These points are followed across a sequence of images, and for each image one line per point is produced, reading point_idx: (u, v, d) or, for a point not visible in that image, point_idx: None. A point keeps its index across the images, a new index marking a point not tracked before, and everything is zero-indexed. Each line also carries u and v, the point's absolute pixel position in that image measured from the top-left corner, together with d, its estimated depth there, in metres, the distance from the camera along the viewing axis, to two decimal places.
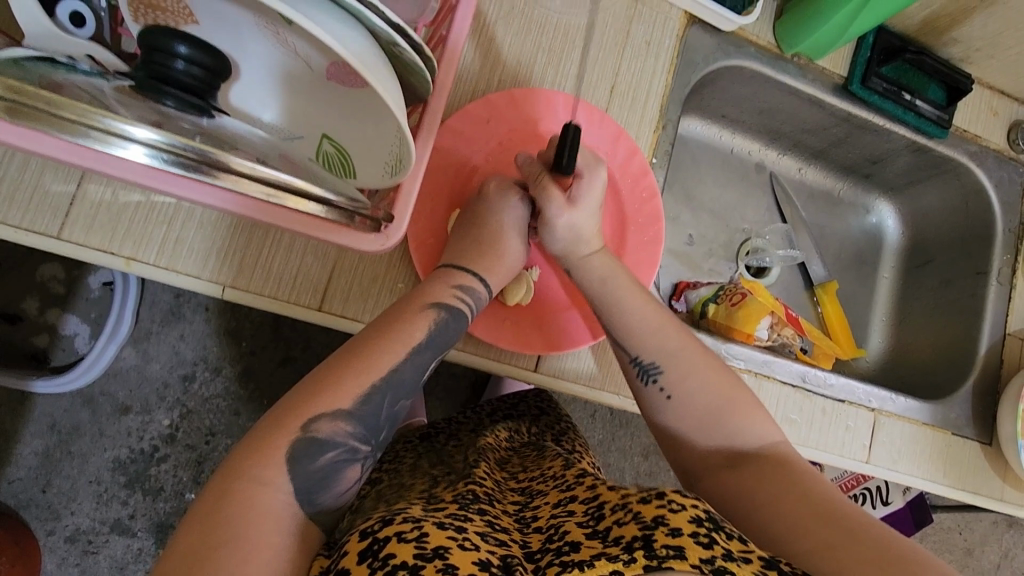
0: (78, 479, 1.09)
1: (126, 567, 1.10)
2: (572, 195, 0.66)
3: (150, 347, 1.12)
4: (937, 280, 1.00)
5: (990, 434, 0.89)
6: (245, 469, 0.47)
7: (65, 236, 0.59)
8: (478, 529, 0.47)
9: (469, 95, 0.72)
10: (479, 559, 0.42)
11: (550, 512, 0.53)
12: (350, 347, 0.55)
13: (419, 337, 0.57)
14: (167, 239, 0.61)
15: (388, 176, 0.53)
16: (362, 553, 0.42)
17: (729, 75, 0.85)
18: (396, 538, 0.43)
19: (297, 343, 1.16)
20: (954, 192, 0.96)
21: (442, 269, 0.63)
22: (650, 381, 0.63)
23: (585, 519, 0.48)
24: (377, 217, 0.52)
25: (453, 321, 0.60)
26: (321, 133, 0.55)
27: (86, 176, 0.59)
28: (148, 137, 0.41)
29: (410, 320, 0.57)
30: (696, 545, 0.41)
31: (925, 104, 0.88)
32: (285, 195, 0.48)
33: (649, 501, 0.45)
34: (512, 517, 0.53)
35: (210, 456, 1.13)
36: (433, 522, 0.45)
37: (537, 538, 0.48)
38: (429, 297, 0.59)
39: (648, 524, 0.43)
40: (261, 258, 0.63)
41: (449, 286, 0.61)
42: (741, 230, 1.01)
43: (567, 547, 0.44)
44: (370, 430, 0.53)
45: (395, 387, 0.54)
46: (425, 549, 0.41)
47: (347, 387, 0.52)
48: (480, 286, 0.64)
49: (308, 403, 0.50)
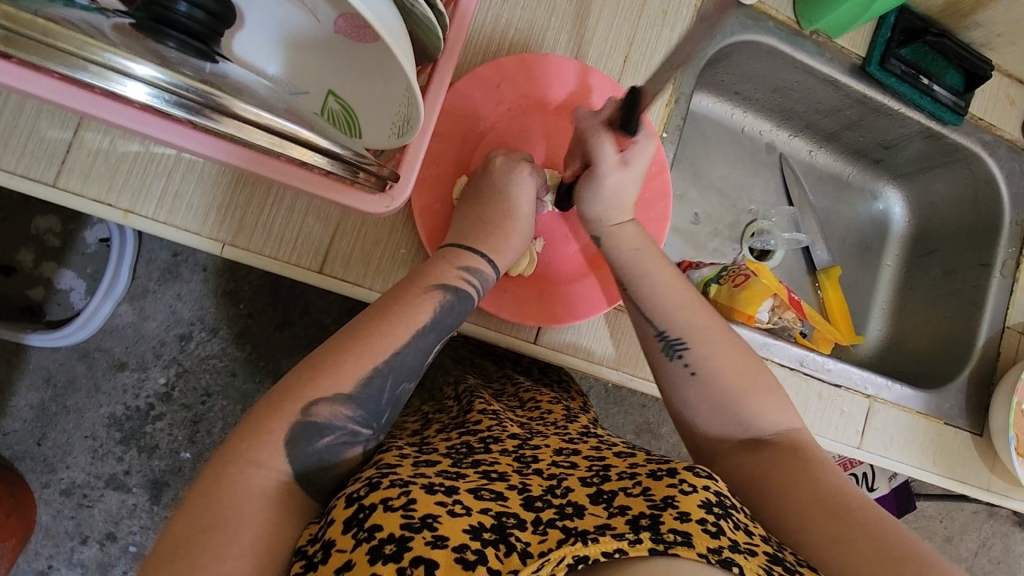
0: (74, 434, 1.10)
1: (121, 521, 1.11)
2: (624, 156, 0.64)
3: (146, 305, 1.11)
4: (939, 271, 1.00)
5: (980, 425, 0.89)
6: (241, 451, 0.47)
7: (62, 184, 0.57)
8: (471, 487, 0.46)
9: (478, 60, 0.70)
10: (469, 528, 0.41)
11: (550, 458, 0.53)
12: (353, 328, 0.54)
13: (422, 318, 0.56)
14: (165, 192, 0.59)
15: (393, 138, 0.52)
16: (348, 523, 0.43)
17: (745, 50, 0.82)
18: (381, 507, 0.42)
19: (295, 308, 1.15)
20: (964, 181, 0.95)
21: (449, 248, 0.62)
22: (675, 357, 0.61)
23: (590, 476, 0.49)
24: (383, 174, 0.50)
25: (458, 303, 0.59)
26: (327, 90, 0.53)
27: (83, 123, 0.58)
28: (150, 74, 0.39)
29: (414, 303, 0.57)
30: (703, 533, 0.42)
31: (942, 88, 0.86)
32: (290, 147, 0.46)
33: (660, 477, 0.47)
34: (512, 454, 0.53)
35: (207, 416, 1.13)
36: (421, 487, 0.44)
37: (538, 486, 0.48)
38: (434, 278, 0.59)
39: (658, 503, 0.44)
40: (261, 217, 0.62)
41: (454, 268, 0.60)
42: (747, 212, 1.00)
43: (571, 509, 0.45)
44: (371, 413, 0.53)
45: (397, 369, 0.54)
46: (413, 519, 0.41)
47: (347, 368, 0.52)
48: (486, 266, 0.63)
49: (308, 385, 0.50)
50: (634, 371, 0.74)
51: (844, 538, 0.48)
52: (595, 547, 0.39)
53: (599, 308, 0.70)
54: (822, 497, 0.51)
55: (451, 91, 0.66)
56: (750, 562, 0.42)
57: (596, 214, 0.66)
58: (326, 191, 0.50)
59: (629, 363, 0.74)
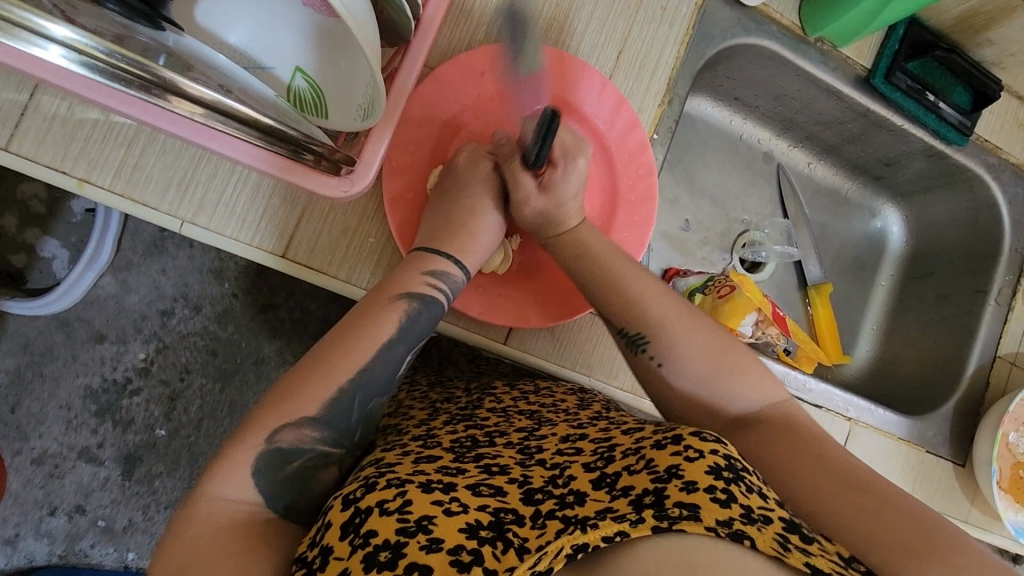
0: (49, 403, 1.08)
1: (91, 494, 1.09)
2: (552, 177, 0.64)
3: (130, 278, 1.09)
4: (934, 295, 0.97)
5: (964, 455, 0.87)
6: (207, 487, 0.46)
7: (14, 148, 0.55)
8: (470, 482, 0.45)
9: (465, 46, 0.67)
10: (466, 527, 0.40)
11: (556, 445, 0.51)
12: (331, 338, 0.53)
13: (388, 333, 0.54)
14: (124, 163, 0.57)
15: (359, 121, 0.50)
16: (344, 528, 0.42)
17: (746, 54, 0.79)
18: (378, 510, 0.42)
19: (281, 290, 1.12)
20: (964, 205, 0.93)
21: (415, 254, 0.59)
22: (640, 351, 0.57)
23: (593, 461, 0.47)
24: (334, 157, 0.51)
25: (426, 310, 0.56)
26: (293, 65, 0.49)
27: (41, 85, 0.55)
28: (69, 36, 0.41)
29: (380, 318, 0.54)
30: (712, 504, 0.39)
31: (949, 107, 0.83)
32: (236, 128, 0.48)
33: (664, 447, 0.44)
34: (515, 446, 0.51)
35: (184, 394, 1.11)
36: (417, 486, 0.44)
37: (539, 477, 0.46)
38: (398, 288, 0.56)
39: (661, 476, 0.41)
40: (224, 195, 0.59)
41: (421, 274, 0.58)
42: (740, 221, 0.97)
43: (572, 497, 0.43)
44: (342, 433, 0.51)
45: (365, 387, 0.52)
46: (408, 522, 0.40)
47: (311, 392, 0.50)
48: (455, 270, 0.60)
49: (272, 413, 0.49)
50: (608, 379, 0.72)
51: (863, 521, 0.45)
52: (593, 533, 0.38)
53: (573, 312, 0.66)
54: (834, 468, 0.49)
55: (430, 76, 0.63)
56: (764, 534, 0.39)
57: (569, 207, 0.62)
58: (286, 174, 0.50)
59: (603, 371, 0.72)
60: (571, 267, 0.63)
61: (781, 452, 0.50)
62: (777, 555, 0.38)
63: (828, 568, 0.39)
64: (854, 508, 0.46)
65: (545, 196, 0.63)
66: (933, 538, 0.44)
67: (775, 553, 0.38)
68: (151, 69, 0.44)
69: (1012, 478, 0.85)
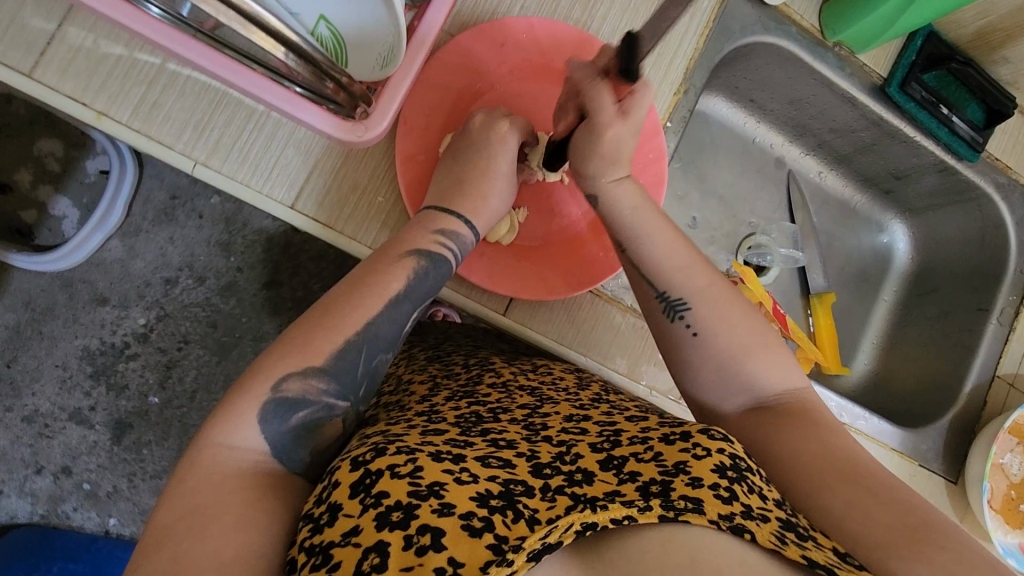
0: (45, 361, 1.08)
1: (78, 457, 1.09)
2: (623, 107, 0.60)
3: (137, 244, 1.09)
4: (936, 312, 0.97)
5: (956, 472, 0.87)
6: (208, 435, 0.46)
7: (37, 76, 0.56)
8: (479, 454, 0.45)
9: (488, 18, 0.68)
10: (477, 495, 0.40)
11: (561, 424, 0.51)
12: (328, 297, 0.54)
13: (396, 288, 0.55)
14: (143, 101, 0.58)
15: (377, 70, 0.54)
16: (355, 487, 0.41)
17: (763, 54, 0.80)
18: (389, 472, 0.41)
19: (286, 266, 1.12)
20: (973, 224, 0.92)
21: (424, 212, 0.60)
22: (677, 317, 0.57)
23: (599, 444, 0.47)
24: (352, 89, 0.52)
25: (433, 269, 0.57)
26: (317, 15, 0.49)
27: (69, 16, 0.56)
28: None
29: (385, 271, 0.55)
30: (715, 500, 0.40)
31: (962, 122, 0.84)
32: (261, 36, 0.46)
33: (674, 442, 0.44)
34: (520, 423, 0.51)
35: (180, 363, 1.11)
36: (429, 454, 0.43)
37: (547, 452, 0.46)
38: (409, 245, 0.57)
39: (669, 469, 0.42)
40: (238, 141, 0.60)
41: (431, 232, 0.58)
42: (746, 224, 0.98)
43: (580, 475, 0.43)
44: (348, 386, 0.52)
45: (371, 341, 0.53)
46: (420, 486, 0.40)
47: (319, 344, 0.50)
48: (466, 230, 0.61)
49: (273, 365, 0.49)
50: (604, 361, 0.71)
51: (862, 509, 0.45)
52: (603, 514, 0.38)
53: (576, 288, 0.67)
54: (835, 458, 0.48)
55: (451, 43, 0.64)
56: (762, 529, 0.40)
57: (586, 167, 0.62)
58: (291, 110, 0.52)
59: (600, 353, 0.71)
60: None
61: (782, 436, 0.51)
62: (773, 547, 0.39)
63: (824, 561, 0.39)
64: (853, 503, 0.45)
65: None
66: (923, 534, 0.43)
67: (772, 545, 0.39)
68: None
69: (1004, 499, 0.84)
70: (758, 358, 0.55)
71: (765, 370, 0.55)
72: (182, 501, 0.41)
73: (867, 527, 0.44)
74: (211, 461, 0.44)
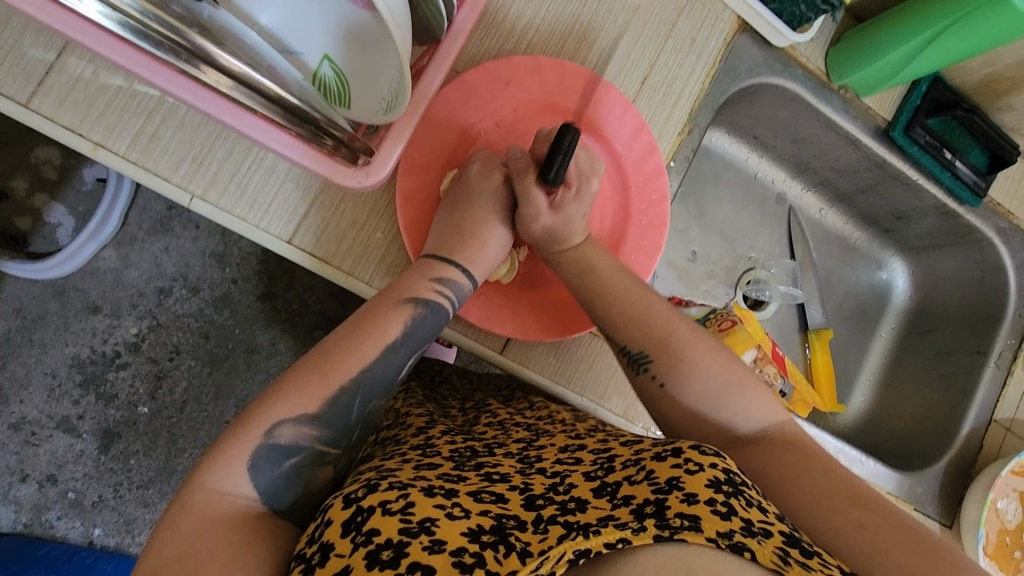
0: (34, 368, 1.07)
1: (64, 466, 1.07)
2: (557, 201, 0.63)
3: (132, 253, 1.08)
4: (933, 352, 0.97)
5: (951, 517, 0.86)
6: (201, 477, 0.45)
7: (35, 106, 0.55)
8: (471, 489, 0.44)
9: (494, 55, 0.68)
10: (468, 531, 0.39)
11: (556, 455, 0.50)
12: (338, 334, 0.53)
13: (392, 333, 0.54)
14: (142, 132, 0.57)
15: (382, 112, 0.52)
16: (346, 526, 0.40)
17: (767, 94, 0.80)
18: (380, 510, 0.40)
19: (281, 280, 1.11)
20: (973, 266, 0.92)
21: (424, 261, 0.59)
22: (641, 370, 0.57)
23: (593, 471, 0.46)
24: (353, 145, 0.54)
25: (431, 315, 0.56)
26: (321, 54, 0.51)
27: (68, 48, 0.56)
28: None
29: (382, 319, 0.54)
30: (713, 516, 0.38)
31: (964, 166, 0.84)
32: (260, 102, 0.50)
33: (665, 459, 0.43)
34: (515, 457, 0.51)
35: (171, 374, 1.09)
36: (420, 489, 0.42)
37: (540, 484, 0.45)
38: (405, 293, 0.56)
39: (662, 487, 0.41)
40: (235, 177, 0.59)
41: (429, 281, 0.57)
42: (746, 258, 0.98)
43: (573, 504, 0.42)
44: (339, 433, 0.50)
45: (366, 387, 0.52)
46: (411, 523, 0.39)
47: (311, 390, 0.49)
48: (462, 278, 0.59)
49: (267, 408, 0.48)
50: (600, 401, 0.71)
51: (875, 533, 0.44)
52: (596, 539, 0.37)
53: (576, 330, 0.66)
54: (843, 483, 0.48)
55: (456, 80, 0.64)
56: (763, 548, 0.38)
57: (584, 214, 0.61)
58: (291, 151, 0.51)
59: (597, 392, 0.71)
60: (580, 281, 0.62)
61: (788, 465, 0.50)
62: (776, 567, 0.37)
63: None
64: (859, 529, 0.45)
65: (547, 215, 0.62)
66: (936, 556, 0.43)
67: (774, 565, 0.37)
68: (186, 34, 0.47)
69: (998, 544, 0.83)
70: (759, 410, 0.54)
71: (763, 427, 0.54)
72: (175, 545, 0.41)
73: (882, 551, 0.43)
74: (202, 506, 0.44)
